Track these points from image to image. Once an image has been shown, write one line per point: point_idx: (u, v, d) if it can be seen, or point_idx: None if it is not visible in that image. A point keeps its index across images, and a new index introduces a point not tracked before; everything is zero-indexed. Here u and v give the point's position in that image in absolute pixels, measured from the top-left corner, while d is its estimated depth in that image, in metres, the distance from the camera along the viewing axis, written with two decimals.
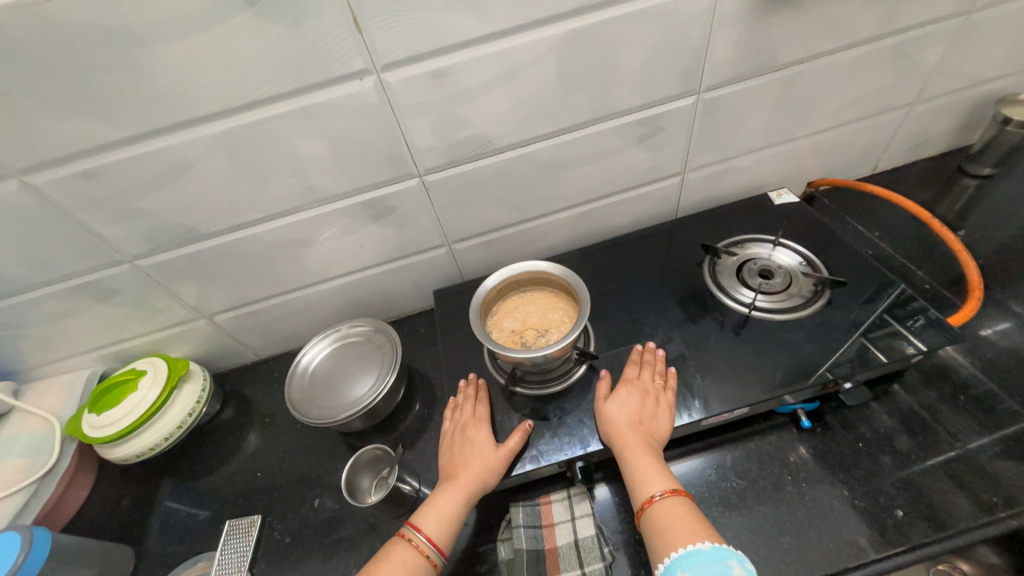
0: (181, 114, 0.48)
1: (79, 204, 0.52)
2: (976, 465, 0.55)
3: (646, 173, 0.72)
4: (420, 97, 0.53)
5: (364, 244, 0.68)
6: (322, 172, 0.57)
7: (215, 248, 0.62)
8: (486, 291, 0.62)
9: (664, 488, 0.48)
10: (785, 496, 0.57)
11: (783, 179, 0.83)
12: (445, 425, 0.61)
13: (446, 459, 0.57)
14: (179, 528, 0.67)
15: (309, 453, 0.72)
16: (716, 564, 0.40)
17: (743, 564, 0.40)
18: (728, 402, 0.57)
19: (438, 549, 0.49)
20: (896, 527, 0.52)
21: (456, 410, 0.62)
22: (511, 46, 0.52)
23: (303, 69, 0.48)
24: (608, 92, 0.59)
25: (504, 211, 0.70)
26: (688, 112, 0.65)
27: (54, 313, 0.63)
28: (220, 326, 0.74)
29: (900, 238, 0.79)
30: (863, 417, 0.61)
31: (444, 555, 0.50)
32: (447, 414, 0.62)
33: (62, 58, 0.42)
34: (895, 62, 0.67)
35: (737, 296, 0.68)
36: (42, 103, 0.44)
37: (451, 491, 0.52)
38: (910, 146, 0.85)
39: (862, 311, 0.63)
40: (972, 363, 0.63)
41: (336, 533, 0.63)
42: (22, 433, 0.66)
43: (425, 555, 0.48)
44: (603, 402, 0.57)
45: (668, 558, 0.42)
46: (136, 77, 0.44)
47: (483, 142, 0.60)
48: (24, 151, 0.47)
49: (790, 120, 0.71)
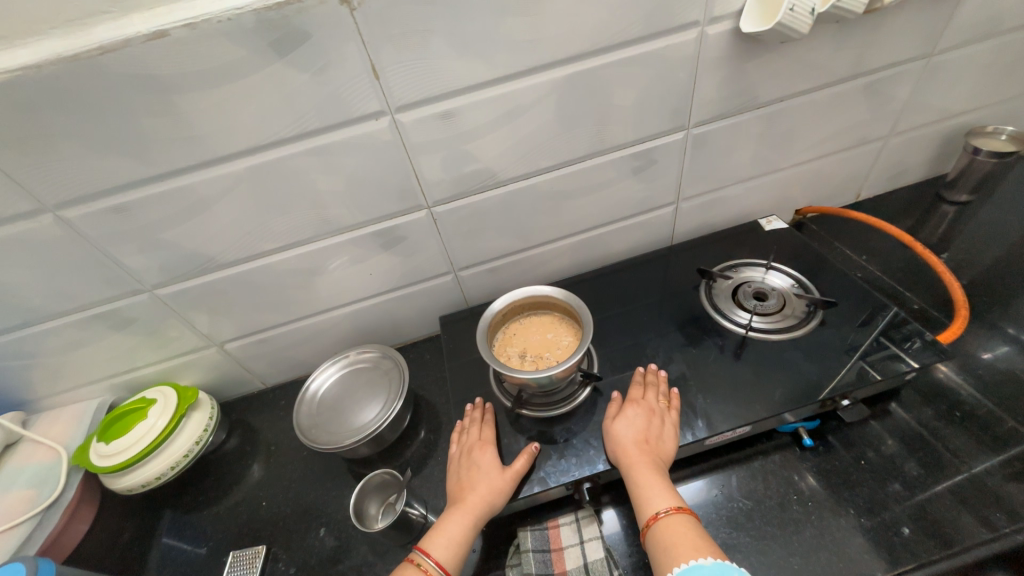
0: (211, 154, 0.52)
1: (107, 237, 0.55)
2: (979, 484, 0.56)
3: (641, 202, 0.76)
4: (431, 135, 0.57)
5: (373, 272, 0.71)
6: (337, 205, 0.61)
7: (231, 277, 0.64)
8: (492, 314, 0.64)
9: (668, 506, 0.48)
10: (791, 516, 0.57)
11: (772, 207, 0.87)
12: (452, 449, 0.62)
13: (453, 482, 0.57)
14: (180, 562, 0.66)
15: (315, 481, 0.72)
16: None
17: None
18: (730, 420, 0.58)
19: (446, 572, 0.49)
20: (903, 545, 0.53)
21: (463, 434, 0.63)
22: (515, 89, 0.56)
23: (323, 111, 0.52)
24: (604, 128, 0.64)
25: (507, 240, 0.74)
26: (679, 146, 0.70)
27: (69, 342, 0.65)
28: (229, 354, 0.75)
29: (888, 262, 0.82)
30: (863, 436, 0.63)
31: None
32: (454, 438, 0.63)
33: (106, 103, 0.46)
34: (868, 98, 0.73)
35: (734, 317, 0.70)
36: (82, 144, 0.47)
37: (459, 513, 0.53)
38: (889, 176, 0.90)
39: (857, 333, 0.65)
40: (967, 381, 0.65)
41: (341, 564, 0.62)
42: (28, 464, 0.66)
43: None
44: (610, 422, 0.58)
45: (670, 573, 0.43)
46: (171, 120, 0.48)
47: (487, 175, 0.64)
48: (61, 187, 0.50)
49: (774, 152, 0.76)
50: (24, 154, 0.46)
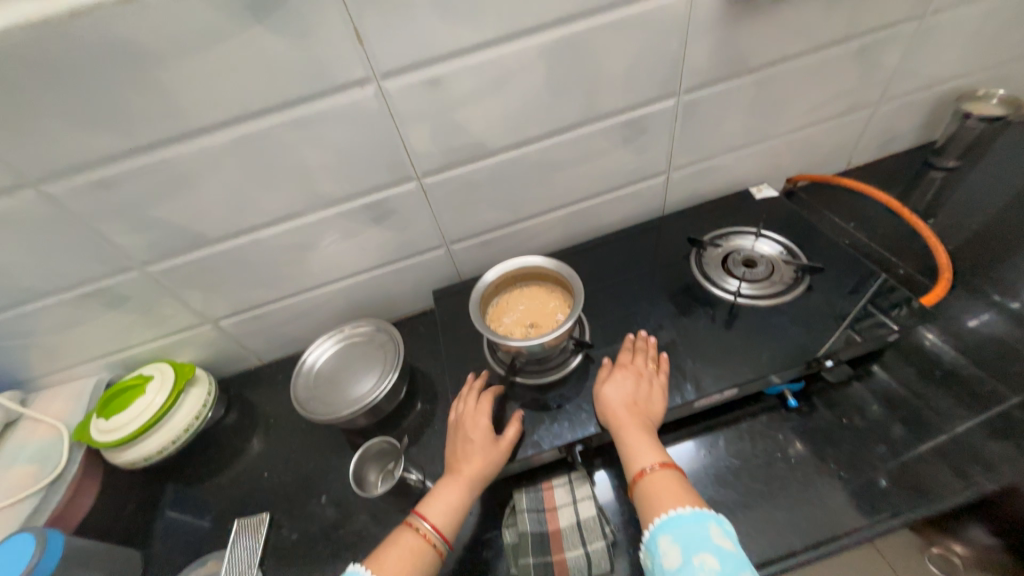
0: (193, 124, 0.51)
1: (92, 212, 0.54)
2: (955, 439, 0.58)
3: (632, 172, 0.76)
4: (418, 103, 0.56)
5: (365, 247, 0.71)
6: (326, 177, 0.60)
7: (221, 253, 0.64)
8: (485, 284, 0.65)
9: (654, 462, 0.50)
10: (776, 472, 0.59)
11: (763, 175, 0.87)
12: (451, 415, 0.62)
13: (450, 449, 0.58)
14: (186, 531, 0.68)
15: (315, 452, 0.74)
16: (695, 525, 0.43)
17: (721, 526, 0.43)
18: (719, 382, 0.60)
19: (442, 536, 0.51)
20: (881, 496, 0.55)
21: (462, 401, 0.62)
22: (502, 54, 0.55)
23: (307, 79, 0.51)
24: (594, 95, 0.63)
25: (498, 212, 0.73)
26: (670, 114, 0.69)
27: (61, 321, 0.65)
28: (224, 331, 0.75)
29: (876, 229, 0.83)
30: (846, 396, 0.65)
31: (447, 541, 0.51)
32: (452, 405, 0.63)
33: (82, 72, 0.44)
34: (860, 62, 0.72)
35: (723, 285, 0.71)
36: (60, 115, 0.46)
37: (454, 482, 0.54)
38: (880, 142, 0.90)
39: (845, 301, 0.66)
40: (946, 342, 0.67)
41: (342, 528, 0.64)
42: (30, 441, 0.67)
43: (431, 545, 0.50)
44: (601, 386, 0.59)
45: (653, 523, 0.45)
46: (151, 89, 0.47)
47: (477, 146, 0.63)
48: (42, 161, 0.49)
49: (765, 119, 0.75)
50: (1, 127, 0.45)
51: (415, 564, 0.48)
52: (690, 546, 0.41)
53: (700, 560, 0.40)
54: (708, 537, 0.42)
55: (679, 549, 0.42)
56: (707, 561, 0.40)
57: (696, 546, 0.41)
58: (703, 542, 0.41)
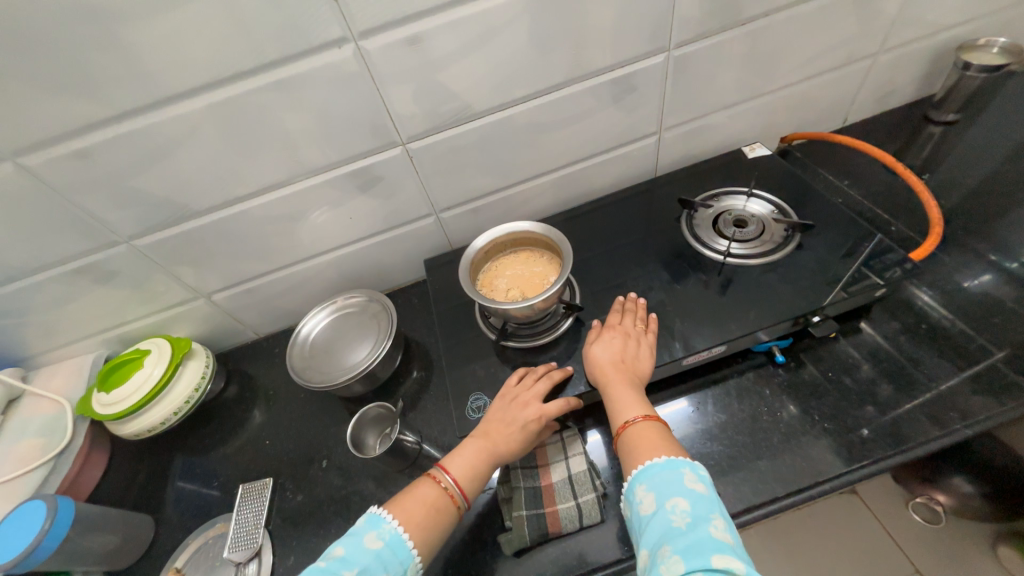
0: (167, 90, 0.49)
1: (73, 185, 0.54)
2: (938, 390, 0.59)
3: (622, 134, 0.74)
4: (399, 64, 0.55)
5: (354, 216, 0.70)
6: (309, 144, 0.59)
7: (208, 225, 0.63)
8: (474, 251, 0.65)
9: (638, 415, 0.52)
10: (762, 425, 0.61)
11: (757, 134, 0.86)
12: (510, 382, 0.60)
13: (490, 413, 0.57)
14: (193, 497, 0.70)
15: (315, 420, 0.75)
16: (669, 472, 0.44)
17: (695, 471, 0.44)
18: (708, 340, 0.61)
19: (464, 496, 0.52)
20: (863, 445, 0.57)
21: (526, 375, 0.60)
22: (483, 9, 0.53)
23: (282, 40, 0.49)
24: (581, 52, 0.61)
25: (487, 178, 0.73)
26: (660, 70, 0.67)
27: (54, 298, 0.65)
28: (218, 305, 0.76)
29: (869, 186, 0.83)
30: (833, 353, 0.66)
31: (467, 501, 0.53)
32: (516, 374, 0.61)
33: (47, 36, 0.43)
34: (857, 11, 0.70)
35: (713, 246, 0.71)
36: (29, 83, 0.45)
37: (486, 447, 0.54)
38: (878, 97, 0.88)
39: (839, 263, 0.66)
40: (933, 296, 0.67)
41: (344, 490, 0.67)
42: (34, 416, 0.68)
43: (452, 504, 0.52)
44: (589, 346, 0.60)
45: (633, 471, 0.47)
46: (120, 53, 0.46)
47: (461, 108, 0.62)
48: (15, 132, 0.48)
49: (759, 74, 0.74)
50: None
51: (435, 516, 0.50)
52: (664, 492, 0.43)
53: (673, 505, 0.42)
54: (681, 482, 0.43)
55: (654, 496, 0.44)
56: (679, 505, 0.42)
57: (669, 492, 0.43)
58: (676, 487, 0.43)
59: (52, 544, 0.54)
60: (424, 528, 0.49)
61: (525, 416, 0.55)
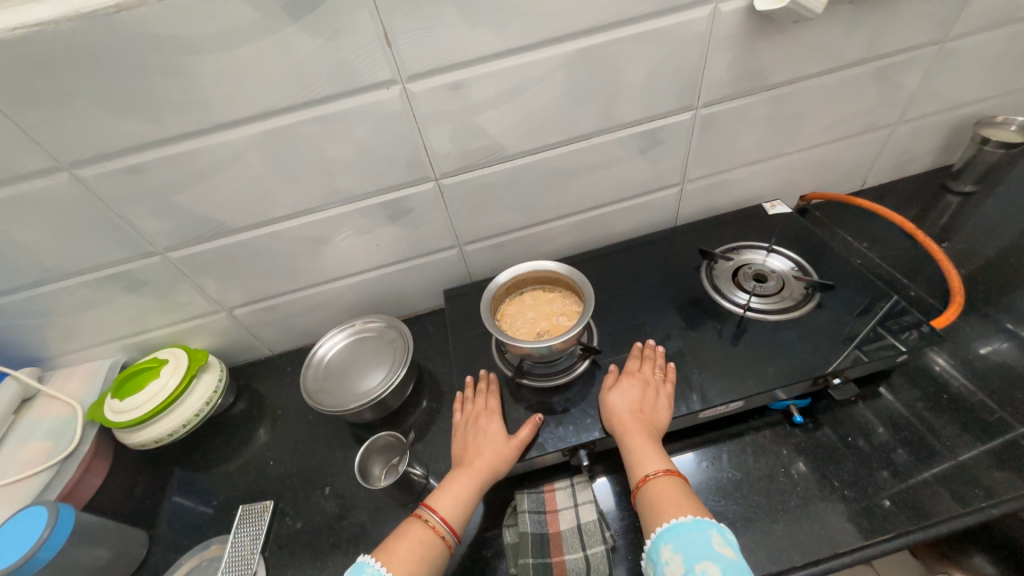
0: (224, 117, 0.52)
1: (121, 198, 0.56)
2: (963, 464, 0.57)
3: (645, 183, 0.77)
4: (441, 105, 0.58)
5: (380, 243, 0.72)
6: (347, 174, 0.61)
7: (240, 243, 0.65)
8: (496, 286, 0.66)
9: (659, 468, 0.51)
10: (778, 486, 0.59)
11: (777, 191, 0.88)
12: (457, 418, 0.63)
13: (457, 447, 0.59)
14: (189, 515, 0.69)
15: (320, 444, 0.75)
16: (696, 533, 0.43)
17: (723, 534, 0.43)
18: (725, 394, 0.60)
19: (451, 529, 0.51)
20: (884, 516, 0.55)
21: (469, 404, 0.64)
22: (524, 62, 0.56)
23: (336, 79, 0.52)
24: (613, 105, 0.64)
25: (512, 215, 0.75)
26: (686, 127, 0.70)
27: (82, 302, 0.66)
28: (238, 320, 0.77)
29: (888, 250, 0.83)
30: (852, 416, 0.64)
31: (456, 536, 0.52)
32: (458, 407, 0.64)
33: (124, 64, 0.46)
34: (879, 84, 0.73)
35: (733, 298, 0.71)
36: (98, 103, 0.48)
37: (464, 474, 0.55)
38: (896, 164, 0.90)
39: (855, 321, 0.66)
40: (954, 365, 0.66)
41: (345, 520, 0.65)
42: (45, 417, 0.69)
43: (440, 536, 0.50)
44: (607, 392, 0.60)
45: (655, 532, 0.46)
46: (188, 83, 0.49)
47: (495, 149, 0.65)
48: (76, 146, 0.51)
49: (781, 136, 0.76)
50: (40, 111, 0.47)
51: (424, 552, 0.49)
52: (692, 554, 0.42)
53: (703, 569, 0.40)
54: (710, 545, 0.42)
55: (682, 557, 0.42)
56: (710, 569, 0.40)
57: (697, 554, 0.42)
58: (704, 550, 0.42)
59: (48, 555, 0.53)
60: (413, 568, 0.47)
61: (480, 427, 0.59)
